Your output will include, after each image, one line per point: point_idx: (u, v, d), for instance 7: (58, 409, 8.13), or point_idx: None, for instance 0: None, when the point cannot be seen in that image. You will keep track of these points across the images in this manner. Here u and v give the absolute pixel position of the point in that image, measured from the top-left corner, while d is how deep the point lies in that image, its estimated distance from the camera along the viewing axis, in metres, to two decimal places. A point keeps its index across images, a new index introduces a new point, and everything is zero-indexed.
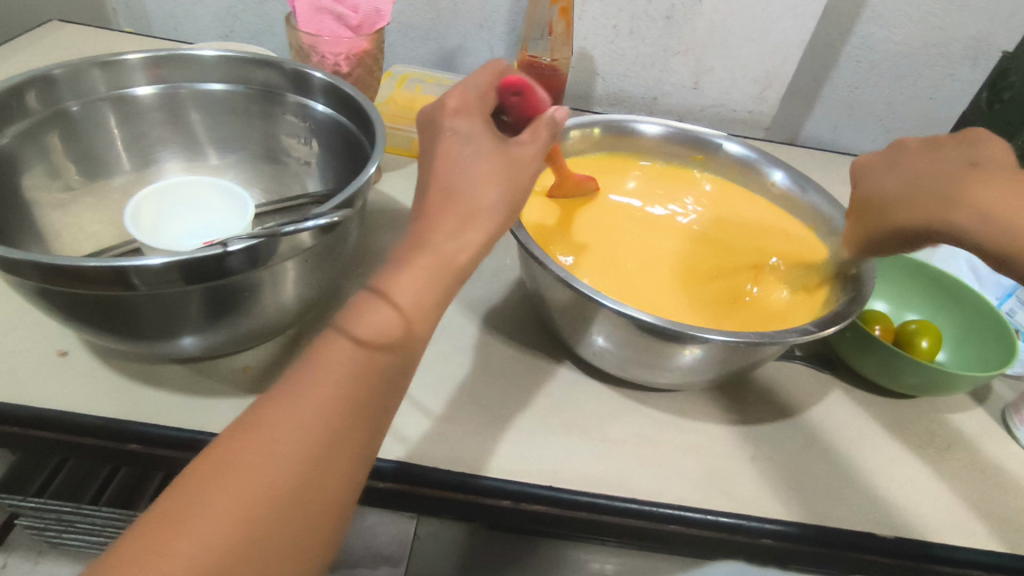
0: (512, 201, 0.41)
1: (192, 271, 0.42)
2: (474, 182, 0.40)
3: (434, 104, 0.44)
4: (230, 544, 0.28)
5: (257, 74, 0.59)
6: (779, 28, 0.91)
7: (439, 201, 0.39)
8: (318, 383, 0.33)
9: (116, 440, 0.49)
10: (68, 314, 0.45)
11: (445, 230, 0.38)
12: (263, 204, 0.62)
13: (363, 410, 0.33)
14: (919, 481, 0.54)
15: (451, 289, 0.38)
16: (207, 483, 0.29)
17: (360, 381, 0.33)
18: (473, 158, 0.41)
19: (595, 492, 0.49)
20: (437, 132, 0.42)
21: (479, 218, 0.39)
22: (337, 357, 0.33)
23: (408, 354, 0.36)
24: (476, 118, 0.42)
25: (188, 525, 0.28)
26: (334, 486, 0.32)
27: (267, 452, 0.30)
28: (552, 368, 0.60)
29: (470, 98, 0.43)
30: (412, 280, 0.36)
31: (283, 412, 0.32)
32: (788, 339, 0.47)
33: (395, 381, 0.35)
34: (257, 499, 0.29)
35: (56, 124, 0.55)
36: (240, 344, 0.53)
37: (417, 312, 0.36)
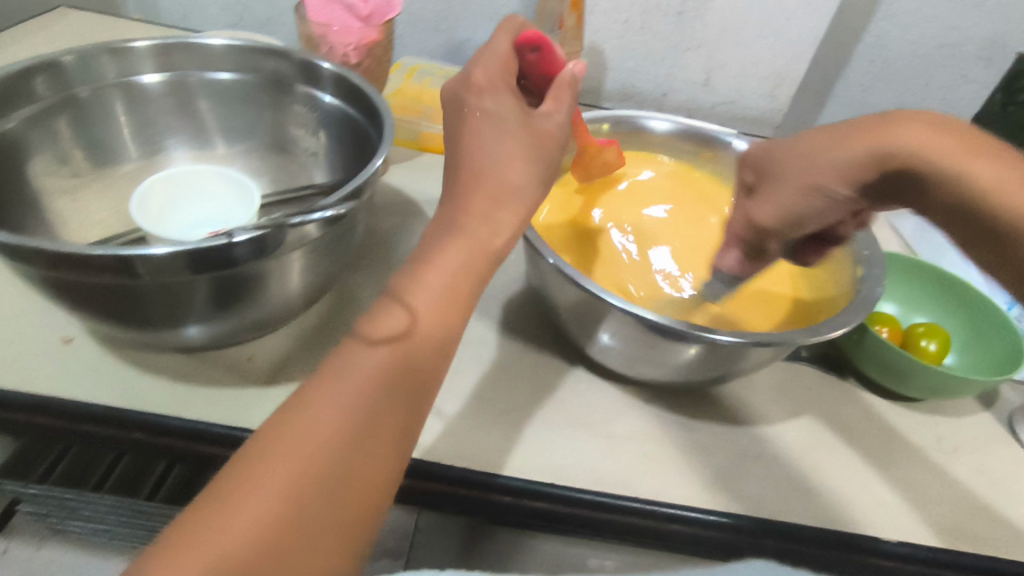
0: (544, 176, 0.40)
1: (198, 260, 0.41)
2: (501, 161, 0.39)
3: (457, 76, 0.42)
4: (276, 534, 0.28)
5: (266, 63, 0.58)
6: (792, 25, 0.90)
7: (467, 182, 0.38)
8: (359, 366, 0.32)
9: (120, 429, 0.49)
10: (74, 302, 0.45)
11: (475, 213, 0.38)
12: (270, 194, 0.62)
13: (404, 395, 0.33)
14: (925, 486, 0.54)
15: (484, 274, 0.37)
16: (254, 462, 0.29)
17: (398, 368, 0.33)
18: (499, 136, 0.39)
19: (597, 490, 0.49)
20: (458, 112, 0.40)
21: (511, 197, 0.39)
22: (377, 339, 0.33)
23: (444, 340, 0.35)
24: (501, 93, 0.41)
25: (238, 502, 0.28)
26: (379, 468, 0.31)
27: (313, 432, 0.30)
28: (557, 365, 0.60)
29: (494, 71, 0.42)
30: (444, 264, 0.36)
31: (326, 394, 0.31)
32: (797, 341, 0.46)
33: (433, 367, 0.35)
34: (304, 480, 0.29)
35: (63, 110, 0.55)
36: (245, 334, 0.53)
37: (450, 297, 0.35)
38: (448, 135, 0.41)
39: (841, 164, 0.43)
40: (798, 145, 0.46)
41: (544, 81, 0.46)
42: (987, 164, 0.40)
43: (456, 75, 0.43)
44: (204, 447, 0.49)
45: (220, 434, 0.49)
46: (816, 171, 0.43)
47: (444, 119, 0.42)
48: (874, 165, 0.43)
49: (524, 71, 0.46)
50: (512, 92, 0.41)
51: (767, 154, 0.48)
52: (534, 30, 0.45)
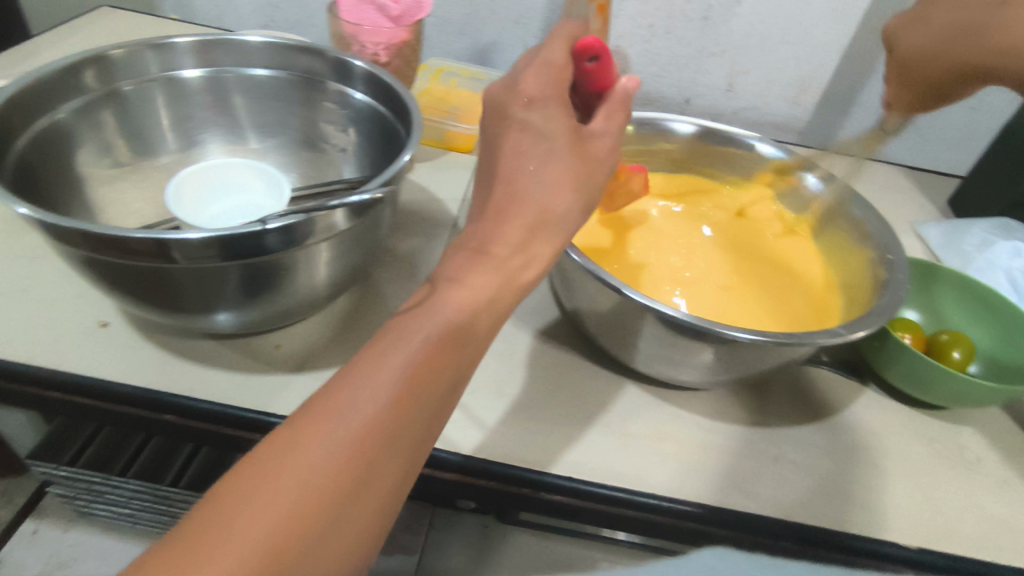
0: (584, 204, 0.40)
1: (231, 246, 0.43)
2: (546, 188, 0.38)
3: (505, 85, 0.42)
4: (279, 544, 0.26)
5: (300, 61, 0.60)
6: (819, 32, 0.90)
7: (504, 206, 0.38)
8: (359, 405, 0.30)
9: (151, 410, 0.51)
10: (112, 284, 0.46)
11: (508, 242, 0.37)
12: (299, 188, 0.63)
13: (405, 441, 0.31)
14: (948, 494, 0.53)
15: (506, 307, 0.37)
16: (234, 507, 0.26)
17: (419, 376, 0.31)
18: (544, 157, 0.39)
19: (615, 485, 0.50)
20: (501, 124, 0.41)
21: (548, 227, 0.38)
22: (380, 376, 0.31)
23: (465, 347, 0.34)
24: (551, 108, 0.41)
25: (210, 555, 0.25)
26: (369, 519, 0.29)
27: (300, 478, 0.28)
28: (576, 362, 0.60)
29: (543, 82, 0.41)
30: (466, 295, 0.35)
31: (319, 433, 0.29)
32: (816, 341, 0.46)
33: (454, 376, 0.33)
34: (288, 534, 0.26)
35: (108, 102, 0.57)
36: (272, 323, 0.54)
37: (458, 331, 0.34)
38: (486, 143, 0.41)
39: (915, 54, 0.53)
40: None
41: (592, 95, 0.46)
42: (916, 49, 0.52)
43: (505, 79, 0.43)
44: (231, 430, 0.51)
45: (245, 419, 0.50)
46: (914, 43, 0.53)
47: (486, 126, 0.42)
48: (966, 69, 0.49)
49: (577, 80, 0.45)
50: (562, 106, 0.41)
51: None
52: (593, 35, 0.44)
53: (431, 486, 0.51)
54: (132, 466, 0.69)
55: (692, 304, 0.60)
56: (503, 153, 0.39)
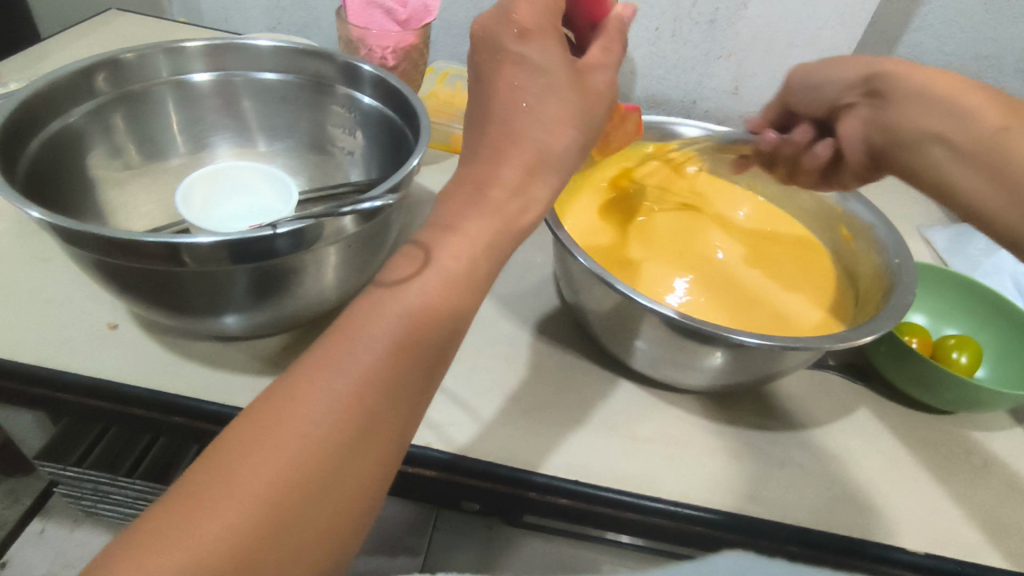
0: (586, 138, 0.41)
1: (242, 249, 0.43)
2: (544, 126, 0.38)
3: (499, 13, 0.40)
4: (270, 500, 0.29)
5: (308, 65, 0.60)
6: (824, 36, 0.90)
7: (502, 146, 0.38)
8: (352, 363, 0.32)
9: (160, 412, 0.51)
10: (123, 287, 0.47)
11: (507, 183, 0.38)
12: (307, 191, 0.63)
13: (399, 395, 0.33)
14: (955, 501, 0.53)
15: (505, 252, 0.38)
16: (237, 460, 0.29)
17: (400, 345, 0.34)
18: (542, 92, 0.39)
19: (621, 489, 0.49)
20: (495, 58, 0.40)
21: (548, 165, 0.39)
22: (372, 336, 0.33)
23: (451, 320, 0.36)
24: (547, 39, 0.40)
25: (217, 503, 0.28)
26: (364, 470, 0.32)
27: (298, 433, 0.30)
28: (582, 365, 0.60)
29: (541, 10, 0.41)
30: (463, 243, 0.36)
31: (315, 391, 0.32)
32: (825, 346, 0.46)
33: (439, 346, 0.35)
34: (286, 483, 0.29)
35: (119, 106, 0.57)
36: (280, 325, 0.54)
37: (455, 281, 0.36)
38: (481, 81, 0.40)
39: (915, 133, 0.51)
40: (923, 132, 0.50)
41: (586, 26, 0.47)
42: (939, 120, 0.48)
43: (497, 7, 0.41)
44: None
45: None
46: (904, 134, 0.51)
47: (476, 62, 0.41)
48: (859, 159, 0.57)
49: (570, 10, 0.47)
50: (557, 37, 0.41)
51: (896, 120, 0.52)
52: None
53: (436, 488, 0.51)
54: (139, 467, 0.69)
55: (702, 305, 0.60)
56: (499, 92, 0.39)
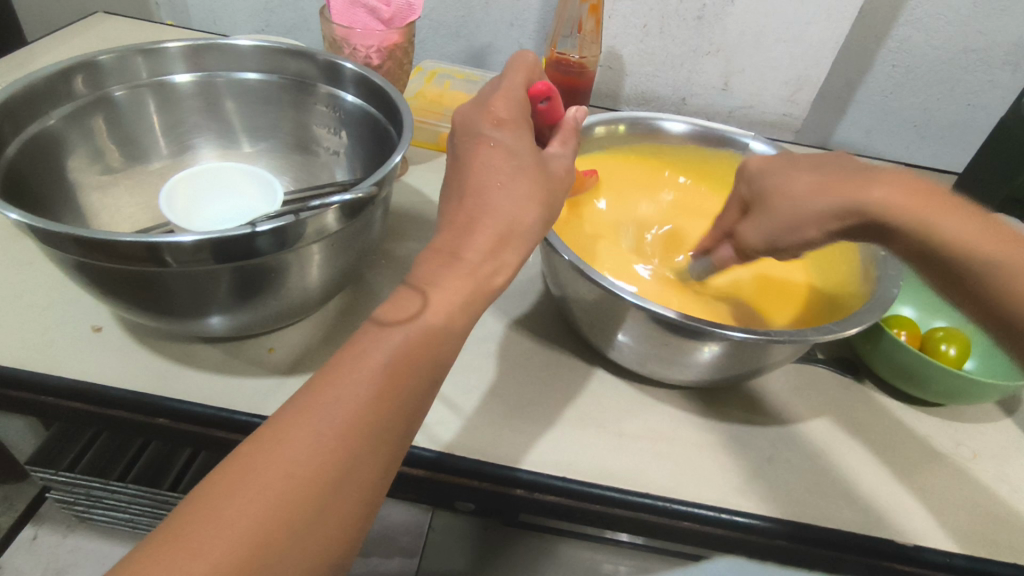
0: (548, 218, 0.43)
1: (223, 249, 0.43)
2: (514, 202, 0.41)
3: (475, 107, 0.45)
4: (255, 544, 0.29)
5: (289, 64, 0.60)
6: (812, 31, 0.90)
7: (475, 216, 0.40)
8: (338, 403, 0.33)
9: (145, 414, 0.51)
10: (104, 289, 0.46)
11: (479, 250, 0.40)
12: (292, 190, 0.63)
13: (383, 434, 0.34)
14: (943, 493, 0.53)
15: (479, 309, 0.40)
16: (224, 500, 0.29)
17: (387, 384, 0.34)
18: (515, 174, 0.42)
19: (610, 486, 0.49)
20: (472, 140, 0.44)
21: (517, 236, 0.41)
22: (357, 380, 0.34)
23: (437, 358, 0.37)
24: (521, 129, 0.44)
25: (205, 541, 0.28)
26: (349, 509, 0.32)
27: (284, 473, 0.30)
28: (571, 361, 0.60)
29: (513, 107, 0.45)
30: (443, 299, 0.37)
31: (301, 430, 0.32)
32: (811, 338, 0.46)
33: (424, 385, 0.36)
34: (273, 520, 0.29)
35: (99, 108, 0.57)
36: (265, 324, 0.54)
37: (436, 334, 0.37)
38: (460, 160, 0.43)
39: (819, 211, 0.46)
40: (783, 179, 0.49)
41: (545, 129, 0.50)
42: (964, 222, 0.44)
43: (475, 101, 0.46)
44: (223, 433, 0.51)
45: (239, 421, 0.50)
46: (797, 211, 0.47)
47: (455, 142, 0.45)
48: (845, 213, 0.46)
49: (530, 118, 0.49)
50: (528, 131, 0.45)
51: (759, 180, 0.51)
52: (543, 80, 0.48)
53: (425, 488, 0.51)
54: (130, 472, 0.68)
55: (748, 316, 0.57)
56: (476, 166, 0.42)
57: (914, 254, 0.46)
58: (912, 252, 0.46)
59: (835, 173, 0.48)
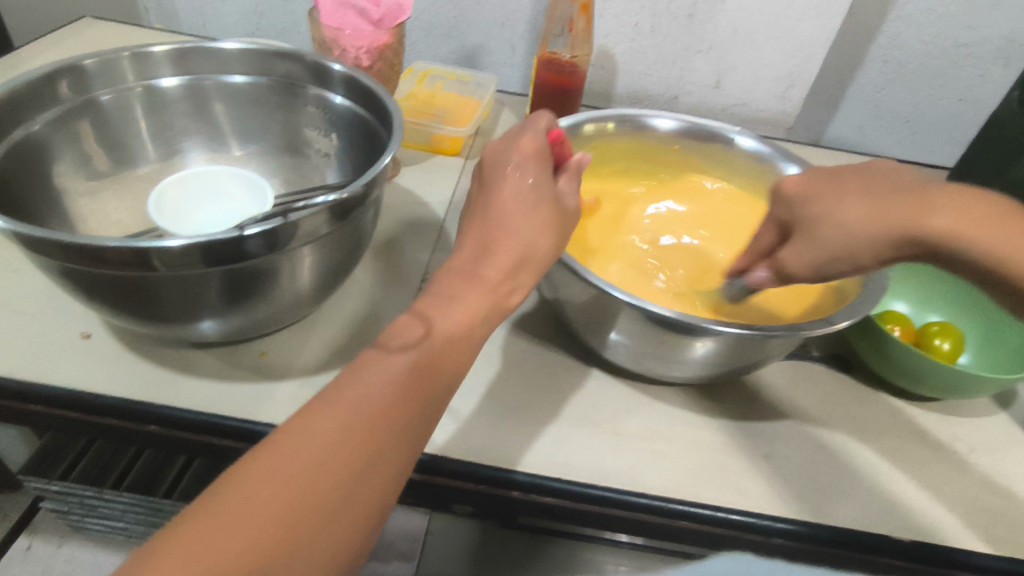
0: (554, 251, 0.45)
1: (211, 253, 0.42)
2: (534, 232, 0.43)
3: (504, 142, 0.47)
4: (289, 527, 0.28)
5: (276, 66, 0.60)
6: (803, 28, 0.90)
7: (492, 242, 0.42)
8: (367, 396, 0.33)
9: (135, 421, 0.50)
10: (91, 295, 0.46)
11: (498, 269, 0.41)
12: (283, 194, 0.63)
13: (406, 430, 0.34)
14: (939, 486, 0.52)
15: (490, 324, 0.41)
16: (257, 483, 0.29)
17: (412, 378, 0.35)
18: (535, 205, 0.43)
19: (607, 486, 0.49)
20: (497, 169, 0.45)
21: (531, 262, 0.43)
22: (385, 375, 0.34)
23: (453, 360, 0.37)
24: (543, 163, 0.46)
25: (239, 521, 0.28)
26: (374, 500, 0.32)
27: (315, 460, 0.31)
28: (565, 361, 0.60)
29: (539, 144, 0.47)
30: (464, 310, 0.39)
31: (336, 417, 0.32)
32: (805, 332, 0.46)
33: (444, 382, 0.37)
34: (306, 504, 0.29)
35: (85, 113, 0.57)
36: (258, 327, 0.54)
37: (450, 346, 0.37)
38: (482, 189, 0.45)
39: (875, 239, 0.45)
40: (826, 207, 0.46)
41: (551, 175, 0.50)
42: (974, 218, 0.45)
43: (504, 138, 0.48)
44: (216, 438, 0.50)
45: (233, 426, 0.49)
46: (851, 241, 0.45)
47: (480, 173, 0.46)
48: (903, 241, 0.45)
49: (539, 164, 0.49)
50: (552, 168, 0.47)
51: (800, 205, 0.48)
52: (556, 128, 0.49)
53: (421, 492, 0.50)
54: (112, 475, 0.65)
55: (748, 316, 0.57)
56: (496, 194, 0.43)
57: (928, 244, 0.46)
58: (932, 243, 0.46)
59: (883, 194, 0.46)
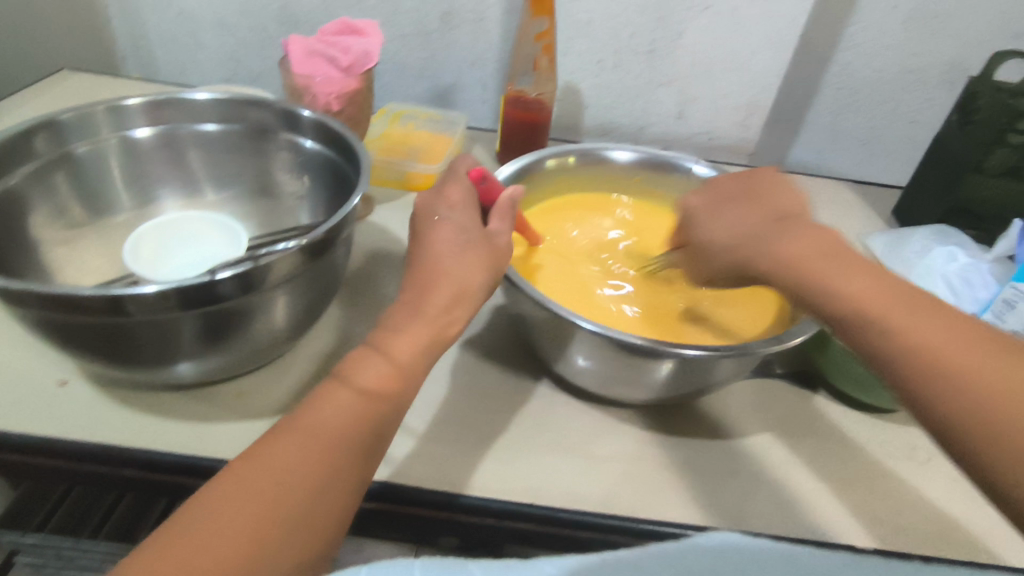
0: (491, 285, 0.46)
1: (184, 298, 0.44)
2: (465, 267, 0.44)
3: (431, 194, 0.49)
4: (250, 541, 0.32)
5: (249, 113, 0.62)
6: (757, 59, 0.95)
7: (430, 277, 0.43)
8: (323, 421, 0.37)
9: (110, 466, 0.51)
10: (68, 343, 0.47)
11: (438, 302, 0.42)
12: (257, 236, 0.64)
13: (360, 450, 0.37)
14: (898, 495, 0.55)
15: (438, 352, 0.43)
16: (222, 503, 0.33)
17: (364, 403, 0.38)
18: (465, 246, 0.45)
19: (579, 510, 0.50)
20: (427, 217, 0.47)
21: (468, 296, 0.44)
22: (339, 401, 0.38)
23: (406, 384, 0.40)
24: (469, 209, 0.48)
25: (206, 537, 0.32)
26: (331, 514, 0.36)
27: (275, 480, 0.35)
28: (538, 388, 0.61)
29: (462, 192, 0.49)
30: (406, 342, 0.41)
31: (294, 441, 0.36)
32: (759, 351, 0.48)
33: (397, 404, 0.40)
34: (266, 520, 0.33)
35: (61, 166, 0.58)
36: (235, 367, 0.55)
37: (400, 374, 0.40)
38: (413, 238, 0.47)
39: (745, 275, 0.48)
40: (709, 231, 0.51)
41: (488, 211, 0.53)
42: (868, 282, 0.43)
43: (430, 191, 0.50)
44: (192, 480, 0.50)
45: (209, 467, 0.50)
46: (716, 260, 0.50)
47: (413, 222, 0.48)
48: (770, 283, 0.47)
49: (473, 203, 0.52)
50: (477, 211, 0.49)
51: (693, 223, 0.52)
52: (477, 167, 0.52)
53: (397, 525, 0.51)
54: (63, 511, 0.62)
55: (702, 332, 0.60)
56: (426, 242, 0.45)
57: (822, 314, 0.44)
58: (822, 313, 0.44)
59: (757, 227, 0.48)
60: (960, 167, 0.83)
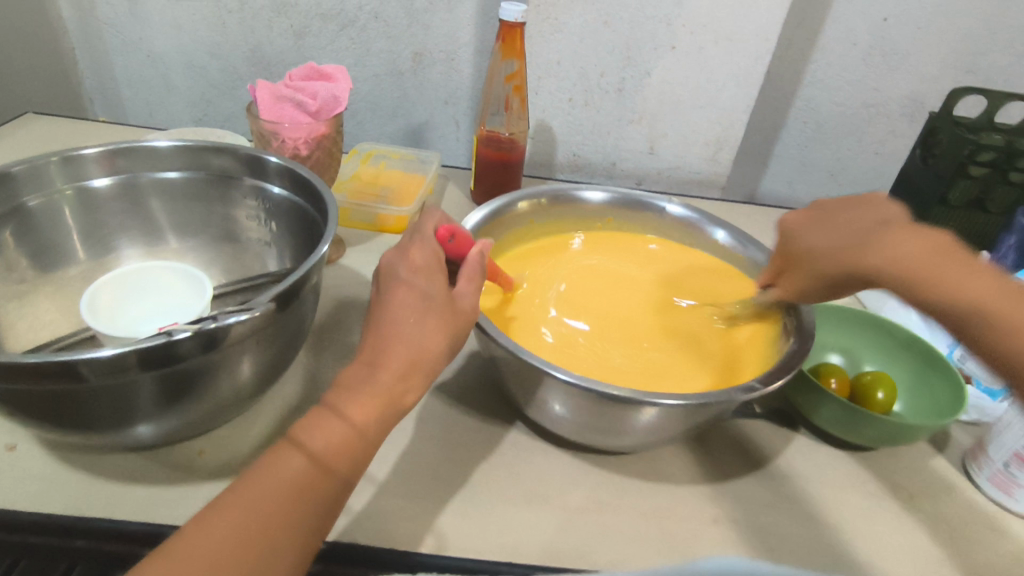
0: (449, 348, 0.45)
1: (141, 359, 0.41)
2: (423, 333, 0.43)
3: (395, 254, 0.48)
4: None
5: (212, 160, 0.61)
6: (724, 96, 0.97)
7: (383, 344, 0.42)
8: (264, 497, 0.36)
9: (60, 535, 0.47)
10: (14, 410, 0.44)
11: (393, 369, 0.41)
12: (222, 285, 0.62)
13: (298, 529, 0.36)
14: (883, 537, 0.53)
15: (391, 421, 0.41)
16: None
17: (309, 477, 0.37)
18: (425, 309, 0.44)
19: (556, 567, 0.47)
20: (389, 278, 0.45)
21: (425, 364, 0.43)
22: (283, 474, 0.37)
23: (354, 458, 0.39)
24: (434, 273, 0.46)
25: None
26: None
27: (205, 560, 0.33)
28: (513, 436, 0.59)
29: (427, 255, 0.47)
30: (357, 413, 0.39)
31: (231, 517, 0.35)
32: (736, 398, 0.47)
33: (344, 479, 0.39)
34: None
35: (11, 220, 0.56)
36: (197, 426, 0.52)
37: (346, 448, 0.39)
38: (375, 300, 0.45)
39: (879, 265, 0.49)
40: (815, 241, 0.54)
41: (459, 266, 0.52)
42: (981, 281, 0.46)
43: (396, 250, 0.48)
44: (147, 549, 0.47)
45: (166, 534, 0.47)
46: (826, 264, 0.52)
47: (374, 283, 0.47)
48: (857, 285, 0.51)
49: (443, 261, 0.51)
50: (441, 274, 0.47)
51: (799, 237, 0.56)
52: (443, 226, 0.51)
53: None
54: None
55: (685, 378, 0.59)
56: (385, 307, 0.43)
57: (954, 315, 0.46)
58: (955, 315, 0.46)
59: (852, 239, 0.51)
60: (924, 200, 0.84)
